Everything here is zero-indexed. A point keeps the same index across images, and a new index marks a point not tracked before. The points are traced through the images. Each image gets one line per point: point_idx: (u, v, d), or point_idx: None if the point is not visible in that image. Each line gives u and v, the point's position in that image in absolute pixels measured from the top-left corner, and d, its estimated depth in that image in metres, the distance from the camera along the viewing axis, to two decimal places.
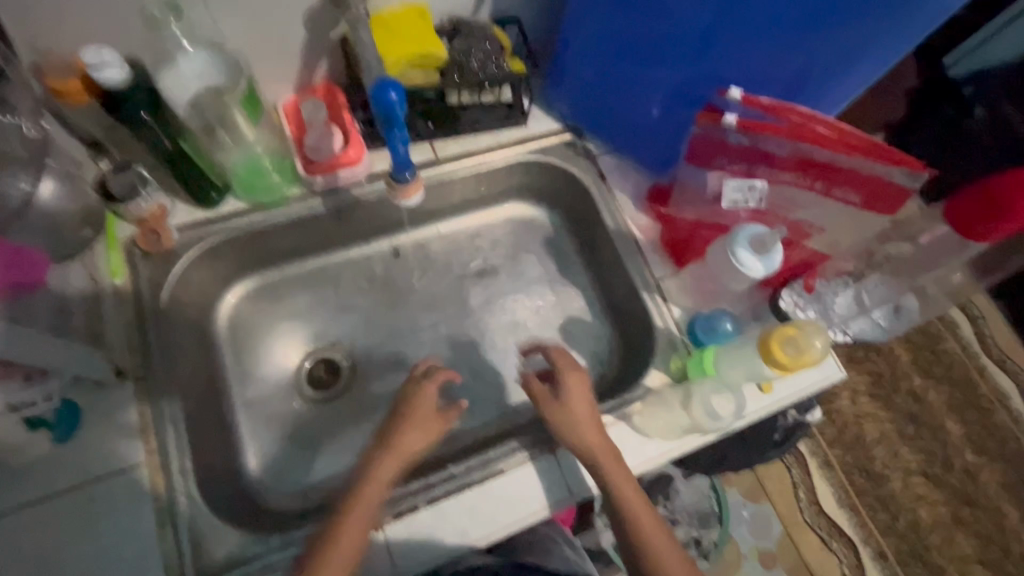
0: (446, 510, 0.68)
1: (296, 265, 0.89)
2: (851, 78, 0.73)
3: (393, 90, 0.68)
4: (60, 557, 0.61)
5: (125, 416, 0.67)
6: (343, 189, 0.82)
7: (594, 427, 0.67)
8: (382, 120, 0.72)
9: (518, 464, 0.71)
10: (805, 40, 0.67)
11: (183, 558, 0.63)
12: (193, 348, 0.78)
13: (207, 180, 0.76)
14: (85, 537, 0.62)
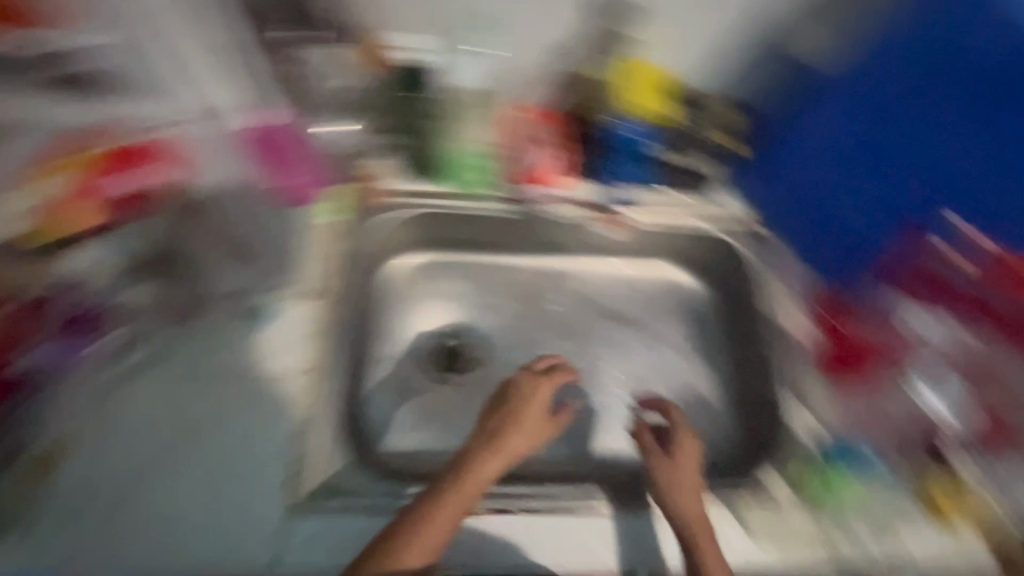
0: (521, 526, 0.68)
1: (461, 255, 0.94)
2: None
3: (636, 128, 0.86)
4: (213, 426, 0.70)
5: (301, 330, 0.76)
6: (539, 203, 0.88)
7: (688, 492, 0.68)
8: (614, 155, 0.88)
9: (602, 509, 0.70)
10: None
11: (303, 468, 0.69)
12: (361, 295, 0.86)
13: (430, 160, 0.85)
14: (239, 417, 0.71)
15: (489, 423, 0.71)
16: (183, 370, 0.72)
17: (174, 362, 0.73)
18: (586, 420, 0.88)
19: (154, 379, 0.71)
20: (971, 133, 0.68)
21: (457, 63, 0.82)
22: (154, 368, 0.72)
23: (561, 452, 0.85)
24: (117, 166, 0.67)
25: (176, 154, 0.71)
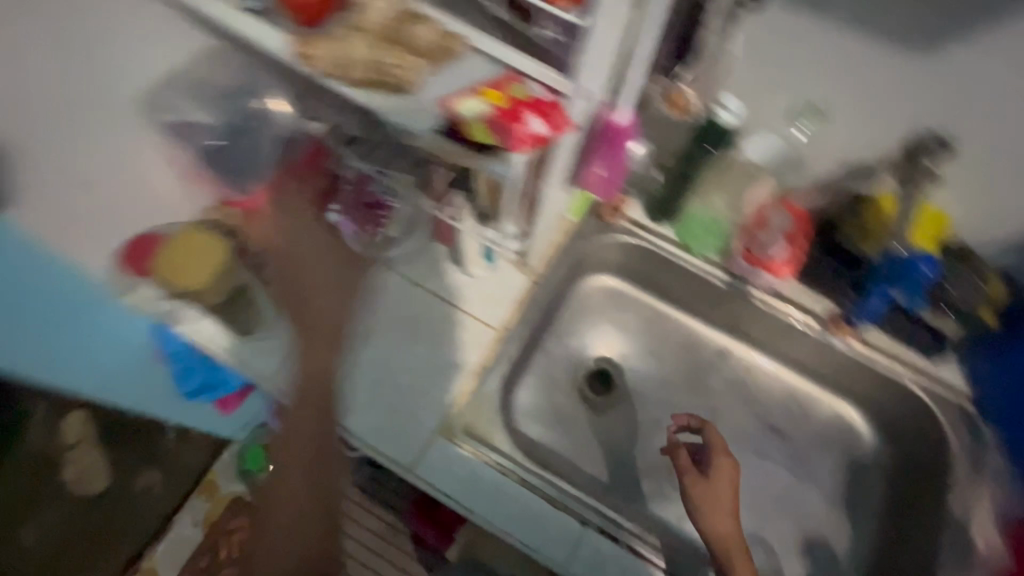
0: (599, 552, 0.71)
1: (651, 298, 0.99)
2: None
3: (925, 266, 0.78)
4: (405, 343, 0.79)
5: (504, 301, 0.83)
6: (751, 285, 0.88)
7: (715, 505, 0.69)
8: (877, 274, 0.82)
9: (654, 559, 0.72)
10: None
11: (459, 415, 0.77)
12: (556, 292, 0.93)
13: (675, 207, 0.88)
14: (428, 345, 0.80)
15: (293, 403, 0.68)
16: (408, 280, 0.83)
17: (402, 271, 0.84)
18: None
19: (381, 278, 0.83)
20: None
21: (762, 138, 0.82)
22: (386, 269, 0.83)
23: (667, 514, 0.86)
24: (497, 117, 0.47)
25: (563, 120, 0.49)
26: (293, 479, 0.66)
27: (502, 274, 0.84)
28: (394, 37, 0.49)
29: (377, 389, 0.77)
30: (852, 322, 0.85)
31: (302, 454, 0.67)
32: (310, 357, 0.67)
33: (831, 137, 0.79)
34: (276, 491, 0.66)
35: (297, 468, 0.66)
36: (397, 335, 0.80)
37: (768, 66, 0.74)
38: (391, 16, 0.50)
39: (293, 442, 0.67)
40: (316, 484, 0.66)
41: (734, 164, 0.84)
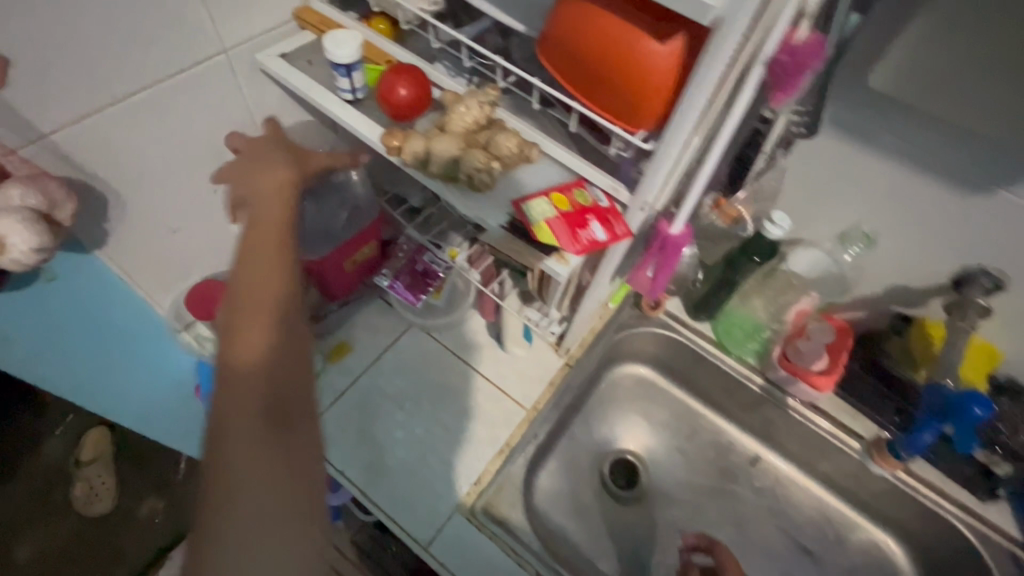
0: None
1: (682, 394, 0.98)
2: None
3: (976, 409, 0.69)
4: (435, 412, 0.81)
5: (537, 382, 0.84)
6: (788, 391, 0.85)
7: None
8: (926, 411, 0.74)
9: None
10: None
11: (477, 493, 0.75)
12: (590, 377, 0.93)
13: (717, 307, 0.88)
14: (456, 417, 0.80)
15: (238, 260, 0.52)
16: (447, 349, 0.86)
17: (443, 340, 0.86)
18: None
19: (422, 345, 0.86)
20: None
21: (815, 254, 0.83)
22: (428, 337, 0.86)
23: None
24: (562, 221, 0.50)
25: (620, 229, 0.52)
26: (237, 301, 0.49)
27: (540, 356, 0.86)
28: (480, 141, 0.52)
29: (406, 455, 0.77)
30: (895, 454, 0.78)
31: (264, 276, 0.50)
32: (264, 211, 0.57)
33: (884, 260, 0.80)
34: (229, 308, 0.49)
35: (264, 294, 0.49)
36: (431, 401, 0.81)
37: (829, 183, 0.77)
38: (477, 121, 0.52)
39: (240, 278, 0.50)
40: (287, 300, 0.50)
41: (782, 272, 0.85)
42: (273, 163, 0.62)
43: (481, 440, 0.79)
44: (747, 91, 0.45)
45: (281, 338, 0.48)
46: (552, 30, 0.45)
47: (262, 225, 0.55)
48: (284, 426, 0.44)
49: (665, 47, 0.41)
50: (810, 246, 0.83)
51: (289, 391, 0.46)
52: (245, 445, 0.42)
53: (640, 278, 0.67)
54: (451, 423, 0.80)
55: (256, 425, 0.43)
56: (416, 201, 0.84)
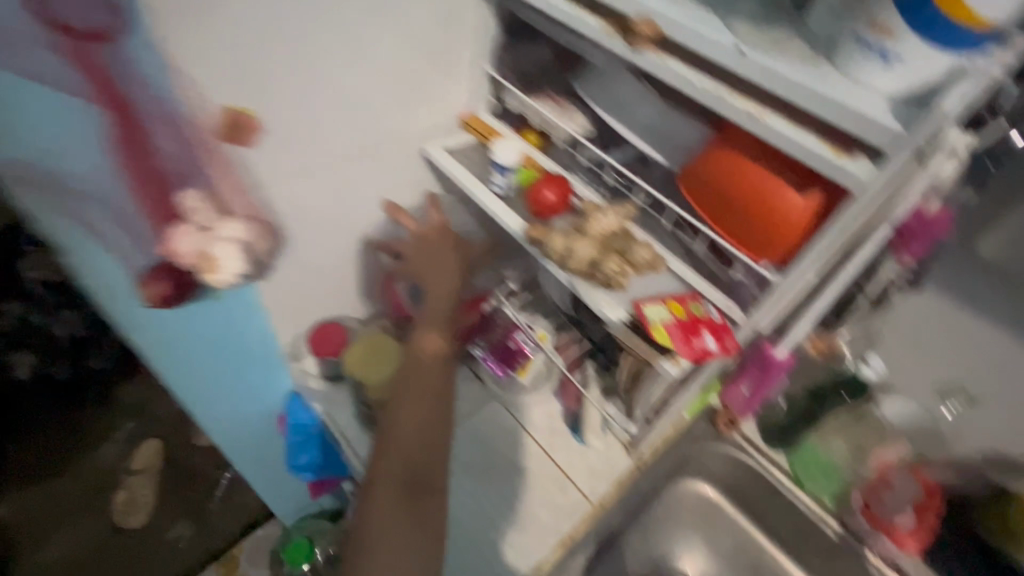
0: None
1: (743, 525, 0.94)
2: None
3: None
4: (506, 488, 0.82)
5: (607, 478, 0.84)
6: (866, 546, 0.80)
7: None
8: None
9: None
10: None
11: None
12: (655, 485, 0.92)
13: (795, 439, 0.88)
14: (525, 498, 0.81)
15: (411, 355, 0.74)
16: (523, 429, 0.89)
17: (519, 419, 0.90)
18: None
19: (500, 420, 0.89)
20: None
21: (904, 404, 0.86)
22: (506, 412, 0.90)
23: None
24: (678, 326, 0.55)
25: (730, 343, 0.56)
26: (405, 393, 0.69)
27: (610, 455, 0.86)
28: (615, 247, 0.59)
29: (468, 525, 0.78)
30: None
31: (430, 382, 0.71)
32: (428, 311, 0.77)
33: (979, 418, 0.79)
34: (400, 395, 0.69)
35: (426, 392, 0.69)
36: (498, 476, 0.84)
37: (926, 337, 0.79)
38: (614, 229, 0.60)
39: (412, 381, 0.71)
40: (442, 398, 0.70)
41: (868, 415, 0.86)
42: (442, 266, 0.79)
43: (542, 527, 0.79)
44: (875, 236, 0.52)
45: (422, 423, 0.67)
46: (699, 167, 0.54)
47: (429, 332, 0.75)
48: (420, 504, 0.61)
49: (805, 199, 0.48)
50: (902, 398, 0.86)
51: (425, 471, 0.64)
52: (386, 505, 0.60)
53: (733, 393, 0.80)
54: (515, 503, 0.81)
55: (398, 493, 0.61)
56: (516, 283, 0.92)
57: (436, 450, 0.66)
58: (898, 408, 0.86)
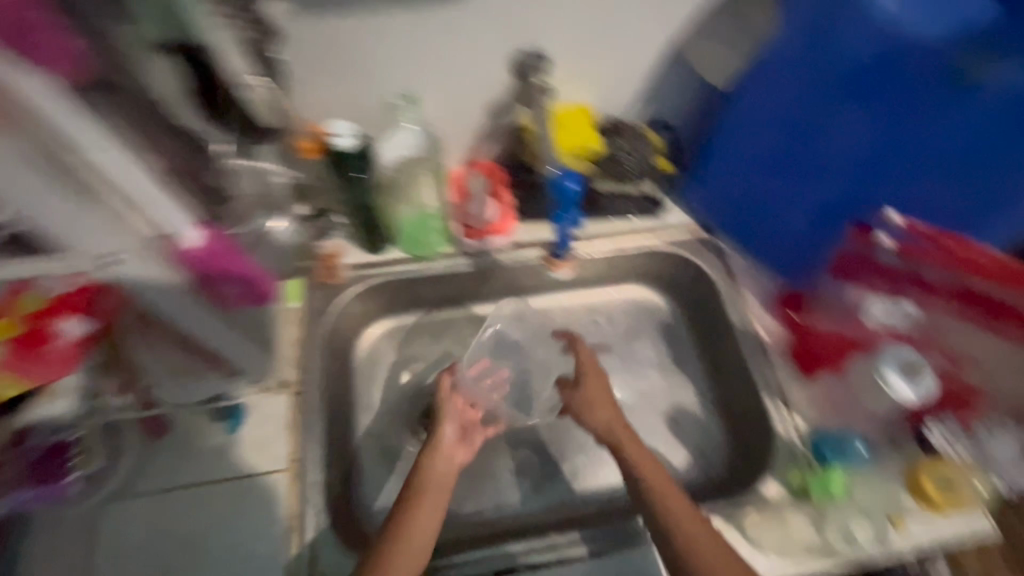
0: None
1: (426, 315, 0.94)
2: (1011, 222, 0.73)
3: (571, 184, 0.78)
4: (207, 538, 0.65)
5: (276, 420, 0.73)
6: (489, 252, 0.87)
7: (673, 501, 0.63)
8: (556, 205, 0.83)
9: (571, 547, 0.70)
10: (958, 154, 0.66)
11: (299, 564, 0.65)
12: (337, 373, 0.84)
13: (380, 232, 0.83)
14: (230, 523, 0.66)
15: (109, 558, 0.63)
16: (164, 490, 0.67)
17: (152, 483, 0.67)
18: (575, 456, 0.86)
19: (135, 508, 0.66)
20: (906, 126, 0.65)
21: (397, 135, 0.78)
22: (135, 494, 0.66)
23: (551, 493, 0.83)
24: (16, 352, 0.49)
25: (101, 305, 0.53)
26: (399, 546, 0.62)
27: (273, 412, 0.73)
28: None
29: None
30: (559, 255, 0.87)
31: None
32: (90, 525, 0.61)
33: (433, 95, 0.77)
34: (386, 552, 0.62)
35: (421, 542, 0.63)
36: (205, 540, 0.65)
37: (343, 63, 0.70)
38: None
39: (409, 527, 0.64)
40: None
41: (388, 175, 0.81)
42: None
43: (278, 522, 0.67)
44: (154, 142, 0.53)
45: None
46: None
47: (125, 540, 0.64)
48: None
49: None
50: (390, 131, 0.79)
51: None
52: None
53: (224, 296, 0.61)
54: (245, 535, 0.66)
55: None
56: None
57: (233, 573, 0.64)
58: (392, 143, 0.78)
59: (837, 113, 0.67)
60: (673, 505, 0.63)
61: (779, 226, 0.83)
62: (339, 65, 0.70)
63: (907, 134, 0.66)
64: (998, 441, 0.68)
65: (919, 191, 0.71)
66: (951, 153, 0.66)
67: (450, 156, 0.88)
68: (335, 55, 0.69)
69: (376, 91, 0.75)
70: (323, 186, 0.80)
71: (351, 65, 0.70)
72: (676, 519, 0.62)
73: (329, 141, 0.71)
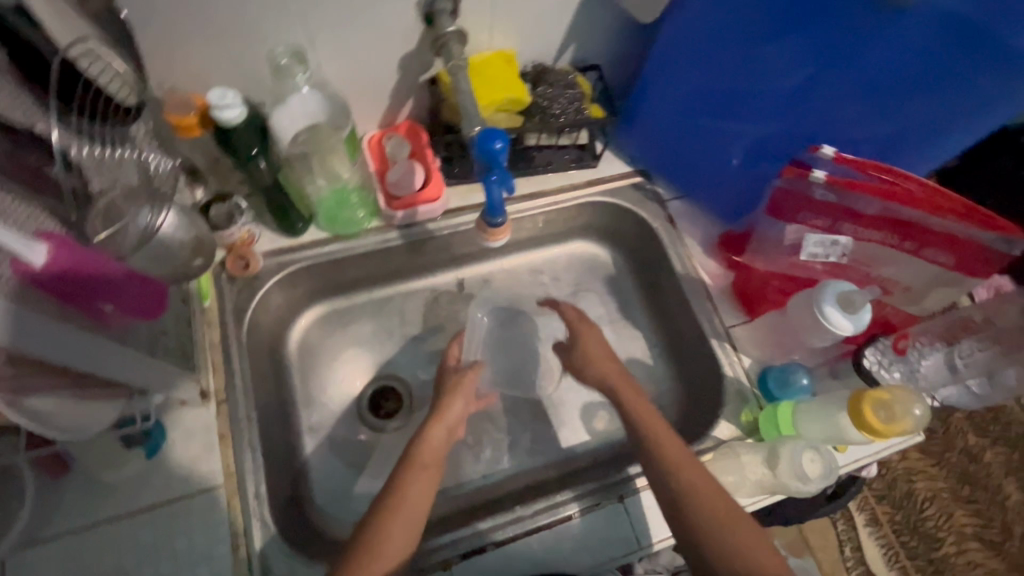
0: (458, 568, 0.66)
1: (361, 295, 0.88)
2: (941, 153, 0.72)
3: (497, 142, 0.61)
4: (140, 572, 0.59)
5: (204, 433, 0.66)
6: (419, 222, 0.80)
7: (672, 452, 0.60)
8: (480, 166, 0.64)
9: (539, 515, 0.70)
10: (886, 82, 0.64)
11: None
12: (269, 371, 0.77)
13: (294, 214, 0.75)
14: (165, 551, 0.60)
15: None
16: (82, 528, 0.60)
17: (66, 523, 0.60)
18: (533, 421, 0.85)
19: (49, 554, 0.58)
20: (831, 54, 0.63)
21: (294, 101, 0.67)
22: (47, 538, 0.59)
23: (513, 461, 0.82)
24: None
25: None
26: (397, 514, 0.57)
27: (198, 426, 0.66)
28: None
29: None
30: (495, 221, 0.66)
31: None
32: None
33: (331, 48, 0.67)
34: (377, 527, 0.56)
35: (415, 518, 0.58)
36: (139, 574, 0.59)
37: (215, 18, 0.59)
38: None
39: (407, 495, 0.58)
40: (730, 549, 0.54)
41: (291, 150, 0.69)
42: None
43: (222, 541, 0.61)
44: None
45: None
46: None
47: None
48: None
49: None
50: (285, 96, 0.67)
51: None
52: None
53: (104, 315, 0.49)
54: (185, 561, 0.60)
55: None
56: None
57: None
58: (288, 111, 0.67)
59: (762, 42, 0.65)
60: (673, 452, 0.60)
61: (712, 166, 0.81)
62: (212, 21, 0.59)
63: (833, 62, 0.63)
64: (924, 361, 0.71)
65: (847, 121, 0.69)
66: (878, 81, 0.64)
67: (363, 119, 0.79)
68: (200, 12, 0.58)
69: (261, 50, 0.64)
70: (220, 164, 0.71)
71: (226, 20, 0.59)
72: (680, 465, 0.59)
73: (212, 115, 0.60)
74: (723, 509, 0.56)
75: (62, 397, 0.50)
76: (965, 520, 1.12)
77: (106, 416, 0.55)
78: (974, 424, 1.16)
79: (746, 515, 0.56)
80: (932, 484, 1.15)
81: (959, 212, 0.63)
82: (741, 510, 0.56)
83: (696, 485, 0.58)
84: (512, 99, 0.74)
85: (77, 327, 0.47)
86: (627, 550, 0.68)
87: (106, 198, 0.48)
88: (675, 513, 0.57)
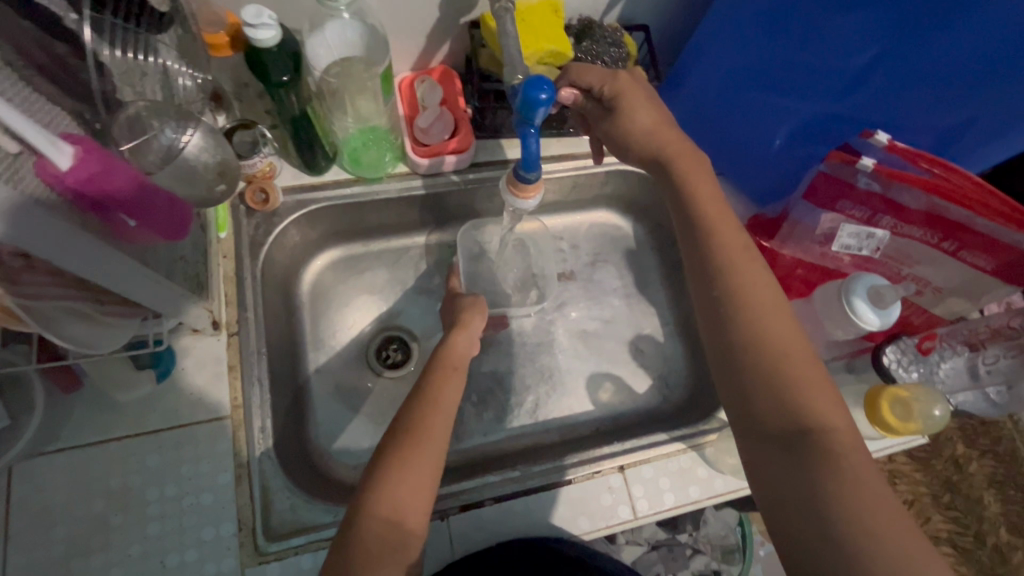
0: (455, 520, 0.67)
1: (377, 243, 0.86)
2: (995, 153, 0.69)
3: (542, 95, 0.54)
4: (144, 492, 0.59)
5: (214, 362, 0.66)
6: (446, 172, 0.78)
7: (728, 248, 0.57)
8: (519, 116, 0.57)
9: (543, 476, 0.70)
10: (957, 70, 0.60)
11: (254, 512, 0.61)
12: (282, 310, 0.77)
13: (320, 150, 0.73)
14: (170, 475, 0.60)
15: (23, 520, 0.56)
16: (87, 445, 0.60)
17: (73, 438, 0.60)
18: (539, 384, 0.85)
19: (54, 465, 0.59)
20: (901, 35, 0.59)
21: (330, 29, 0.64)
22: (54, 450, 0.59)
23: (515, 423, 0.82)
24: None
25: None
26: (414, 455, 0.54)
27: (208, 355, 0.66)
28: None
29: (136, 555, 0.57)
30: (528, 177, 0.60)
31: (873, 487, 0.45)
32: None
33: None
34: (391, 469, 0.53)
35: (427, 469, 0.54)
36: (142, 494, 0.59)
37: None
38: None
39: (423, 436, 0.56)
40: (767, 386, 0.51)
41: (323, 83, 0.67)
42: None
43: (228, 470, 0.61)
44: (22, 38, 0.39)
45: None
46: None
47: (46, 498, 0.57)
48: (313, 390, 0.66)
49: None
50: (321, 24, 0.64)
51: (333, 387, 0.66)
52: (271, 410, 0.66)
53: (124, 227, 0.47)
54: (190, 485, 0.60)
55: (355, 503, 0.53)
56: None
57: (178, 531, 0.58)
58: (323, 40, 0.65)
59: (833, 12, 0.60)
60: (731, 249, 0.57)
61: (753, 145, 0.78)
62: None
63: (903, 42, 0.59)
64: (943, 365, 0.72)
65: (906, 108, 0.66)
66: (947, 68, 0.60)
67: (397, 59, 0.76)
68: None
69: None
70: (245, 90, 0.69)
71: None
72: (745, 296, 0.55)
73: (248, 35, 0.57)
74: (781, 348, 0.52)
75: (86, 312, 0.50)
76: (942, 525, 1.05)
77: (118, 336, 0.55)
78: (964, 434, 1.07)
79: (802, 347, 0.52)
80: (914, 488, 1.06)
81: (1012, 220, 0.59)
82: (801, 353, 0.52)
83: (761, 323, 0.53)
84: (555, 53, 0.70)
85: (99, 238, 0.45)
86: (624, 517, 0.69)
87: (135, 107, 0.47)
88: (722, 337, 0.54)
